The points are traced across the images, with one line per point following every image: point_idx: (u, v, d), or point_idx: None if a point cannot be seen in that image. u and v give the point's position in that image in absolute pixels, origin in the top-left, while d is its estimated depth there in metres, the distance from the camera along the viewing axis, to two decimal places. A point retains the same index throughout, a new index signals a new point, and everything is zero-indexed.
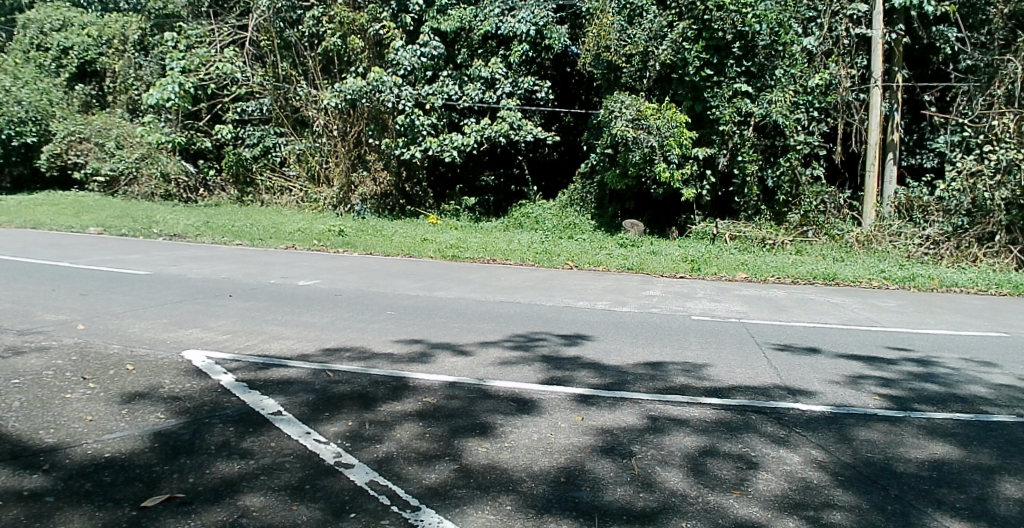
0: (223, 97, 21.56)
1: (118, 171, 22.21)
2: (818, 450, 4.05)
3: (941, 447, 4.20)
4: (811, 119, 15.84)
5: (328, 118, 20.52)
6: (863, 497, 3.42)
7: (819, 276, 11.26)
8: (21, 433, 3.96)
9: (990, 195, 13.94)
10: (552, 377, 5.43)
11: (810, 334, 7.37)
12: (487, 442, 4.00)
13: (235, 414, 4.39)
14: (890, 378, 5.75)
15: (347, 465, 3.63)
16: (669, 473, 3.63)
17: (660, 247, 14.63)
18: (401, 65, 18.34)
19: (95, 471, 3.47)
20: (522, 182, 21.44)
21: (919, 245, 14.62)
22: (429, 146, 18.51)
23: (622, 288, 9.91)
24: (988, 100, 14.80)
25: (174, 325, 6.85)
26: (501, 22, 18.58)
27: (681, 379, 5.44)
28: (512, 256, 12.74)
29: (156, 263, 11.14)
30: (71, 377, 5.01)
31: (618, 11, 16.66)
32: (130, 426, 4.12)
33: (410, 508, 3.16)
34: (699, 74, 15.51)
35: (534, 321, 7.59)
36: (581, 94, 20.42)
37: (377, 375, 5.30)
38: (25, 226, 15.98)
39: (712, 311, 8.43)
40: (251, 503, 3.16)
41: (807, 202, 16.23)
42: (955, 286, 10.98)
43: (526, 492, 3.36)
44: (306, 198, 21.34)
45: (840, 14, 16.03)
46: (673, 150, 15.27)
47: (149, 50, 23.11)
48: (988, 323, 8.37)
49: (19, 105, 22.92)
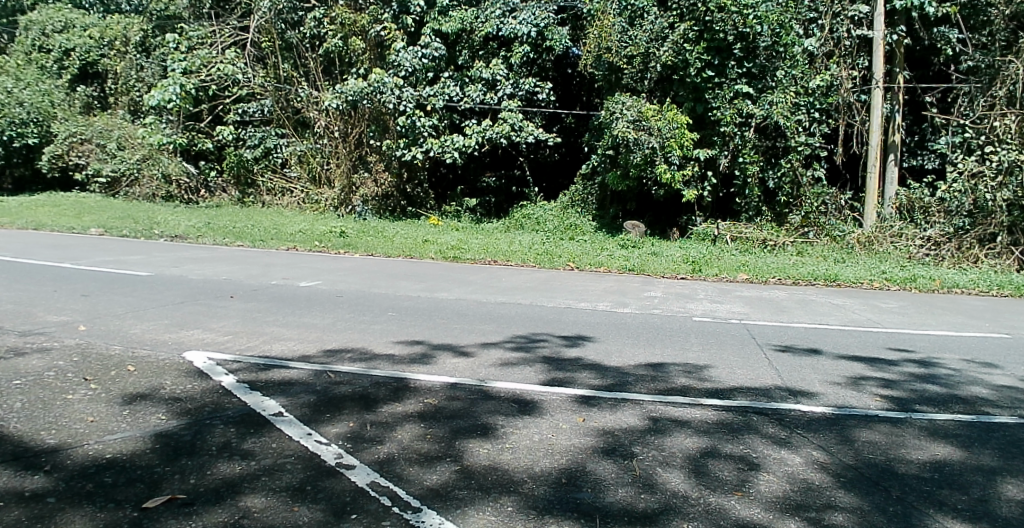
0: (224, 98, 21.61)
1: (120, 172, 22.33)
2: (820, 452, 4.05)
3: (943, 449, 4.20)
4: (812, 120, 15.83)
5: (329, 119, 20.55)
6: (864, 498, 3.42)
7: (820, 277, 11.27)
8: (23, 433, 3.97)
9: (991, 196, 13.91)
10: (553, 378, 5.43)
11: (811, 335, 7.38)
12: (488, 444, 4.00)
13: (237, 414, 4.39)
14: (891, 379, 5.74)
15: (348, 466, 3.63)
16: (670, 474, 3.63)
17: (661, 248, 14.63)
18: (403, 67, 18.36)
19: (97, 472, 3.47)
20: (524, 183, 21.53)
21: (920, 246, 14.66)
22: (430, 148, 18.55)
23: (623, 289, 9.92)
24: (990, 101, 14.76)
25: (175, 326, 6.87)
26: (502, 24, 18.61)
27: (682, 381, 5.44)
28: (513, 257, 12.76)
29: (157, 264, 11.17)
30: (73, 378, 5.02)
31: (619, 12, 16.64)
32: (131, 426, 4.13)
33: (412, 509, 3.16)
34: (700, 75, 15.57)
35: (534, 322, 7.60)
36: (582, 95, 20.45)
37: (378, 376, 5.30)
38: (26, 227, 16.03)
39: (713, 312, 8.43)
40: (252, 504, 3.16)
41: (808, 203, 16.26)
42: (956, 287, 10.97)
43: (528, 493, 3.36)
44: (308, 199, 21.39)
45: (840, 16, 16.03)
46: (674, 151, 15.28)
47: (151, 52, 23.14)
48: (989, 324, 8.36)
49: (21, 107, 23.07)
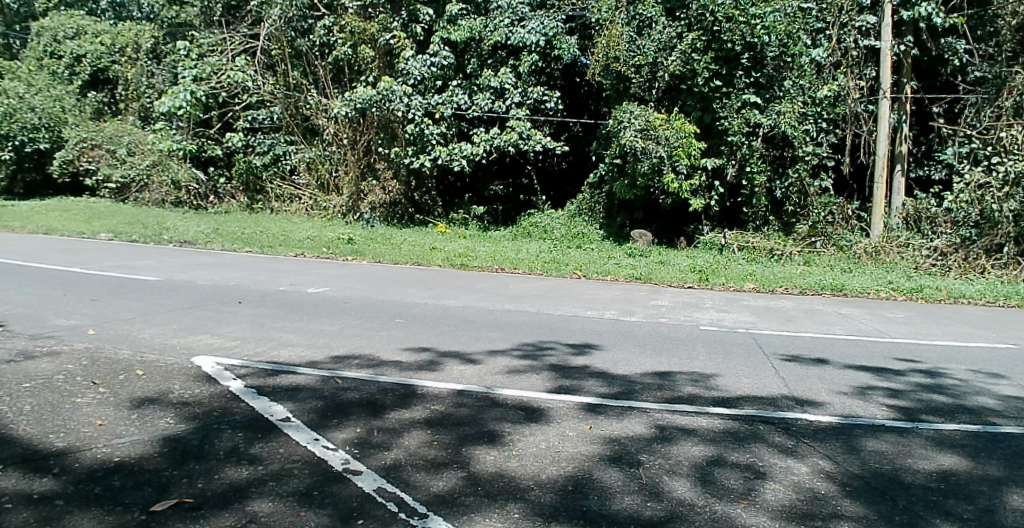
0: (234, 105, 21.80)
1: (129, 178, 22.49)
2: (826, 461, 4.05)
3: (950, 459, 4.19)
4: (819, 130, 15.83)
5: (338, 127, 20.80)
6: (871, 507, 3.42)
7: (828, 286, 11.26)
8: (31, 436, 4.00)
9: (998, 207, 13.83)
10: (560, 386, 5.44)
11: (819, 344, 7.38)
12: (495, 450, 4.02)
13: (244, 419, 4.43)
14: (898, 389, 5.73)
15: (355, 472, 3.65)
16: (676, 482, 3.64)
17: (669, 257, 14.61)
18: (411, 75, 18.55)
19: (105, 475, 3.50)
20: (532, 192, 21.49)
21: (926, 256, 14.65)
22: (439, 155, 18.67)
23: (630, 297, 9.93)
24: (997, 111, 14.77)
25: (183, 331, 6.91)
26: (511, 32, 18.59)
27: (689, 390, 5.43)
28: (521, 265, 12.81)
29: (166, 269, 11.22)
30: (82, 382, 5.05)
31: (627, 22, 16.69)
32: (140, 430, 4.17)
33: (418, 515, 3.18)
34: (708, 85, 15.60)
35: (541, 329, 7.61)
36: (590, 104, 20.43)
37: (386, 383, 5.33)
38: (37, 231, 16.20)
39: (721, 321, 8.42)
40: (260, 509, 3.18)
41: (816, 213, 16.18)
42: (964, 298, 10.93)
43: (534, 500, 3.37)
44: (316, 205, 21.52)
45: (848, 26, 16.15)
46: (682, 161, 15.39)
47: (162, 58, 23.43)
48: (996, 335, 8.34)
49: (33, 112, 23.31)
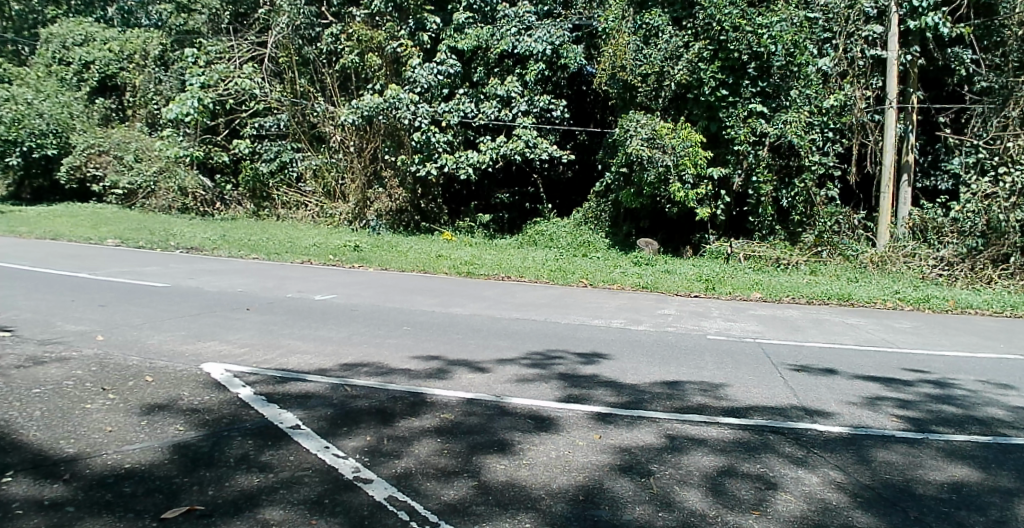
0: (241, 112, 21.92)
1: (136, 184, 22.65)
2: (837, 472, 4.04)
3: (960, 470, 4.17)
4: (826, 139, 16.00)
5: (345, 134, 20.87)
6: (882, 518, 3.42)
7: (834, 296, 11.24)
8: (41, 442, 4.02)
9: (1004, 217, 13.86)
10: (569, 394, 5.45)
11: (828, 354, 7.35)
12: (505, 459, 4.03)
13: (254, 426, 4.45)
14: (908, 399, 5.72)
15: (366, 480, 3.66)
16: (687, 493, 3.63)
17: (674, 266, 14.61)
18: (418, 83, 18.69)
19: (116, 481, 3.52)
20: (537, 200, 21.54)
21: (933, 267, 14.62)
22: (445, 163, 18.65)
23: (636, 307, 9.92)
24: (1003, 121, 14.73)
25: (191, 338, 6.93)
26: (518, 41, 18.65)
27: (700, 399, 5.44)
28: (527, 273, 12.81)
29: (174, 275, 11.23)
30: (93, 388, 5.09)
31: (634, 31, 16.67)
32: (150, 437, 4.19)
33: (430, 524, 3.19)
34: (715, 94, 15.55)
35: (549, 338, 7.61)
36: (596, 113, 20.64)
37: (396, 391, 5.33)
38: (44, 237, 16.22)
39: (727, 330, 8.40)
40: (270, 517, 3.19)
41: (822, 222, 16.23)
42: (970, 308, 10.89)
43: (545, 509, 3.38)
44: (322, 212, 21.63)
45: (854, 37, 15.99)
46: (688, 169, 15.41)
47: (170, 65, 23.59)
48: (1001, 345, 8.33)
49: (41, 117, 23.23)
